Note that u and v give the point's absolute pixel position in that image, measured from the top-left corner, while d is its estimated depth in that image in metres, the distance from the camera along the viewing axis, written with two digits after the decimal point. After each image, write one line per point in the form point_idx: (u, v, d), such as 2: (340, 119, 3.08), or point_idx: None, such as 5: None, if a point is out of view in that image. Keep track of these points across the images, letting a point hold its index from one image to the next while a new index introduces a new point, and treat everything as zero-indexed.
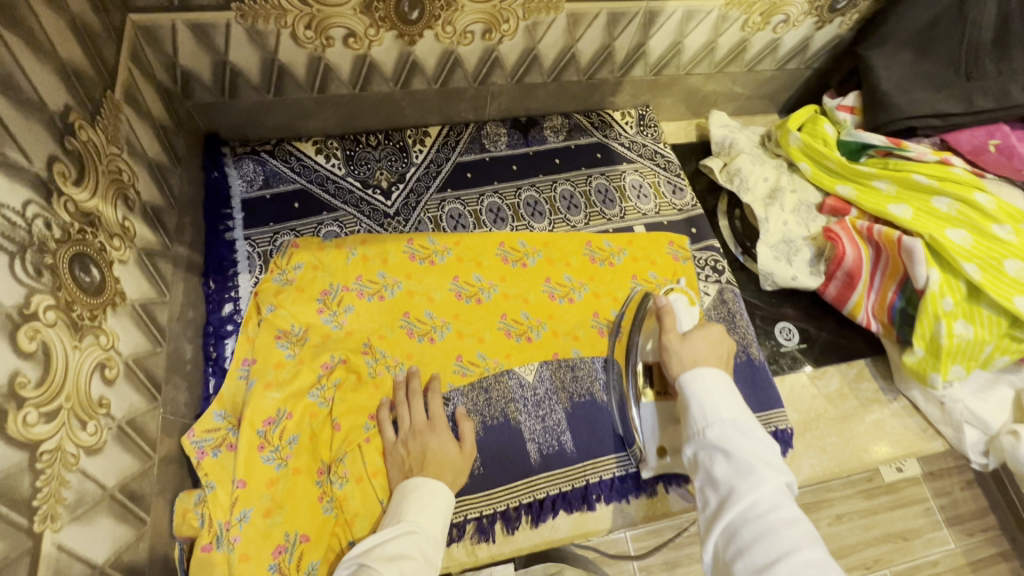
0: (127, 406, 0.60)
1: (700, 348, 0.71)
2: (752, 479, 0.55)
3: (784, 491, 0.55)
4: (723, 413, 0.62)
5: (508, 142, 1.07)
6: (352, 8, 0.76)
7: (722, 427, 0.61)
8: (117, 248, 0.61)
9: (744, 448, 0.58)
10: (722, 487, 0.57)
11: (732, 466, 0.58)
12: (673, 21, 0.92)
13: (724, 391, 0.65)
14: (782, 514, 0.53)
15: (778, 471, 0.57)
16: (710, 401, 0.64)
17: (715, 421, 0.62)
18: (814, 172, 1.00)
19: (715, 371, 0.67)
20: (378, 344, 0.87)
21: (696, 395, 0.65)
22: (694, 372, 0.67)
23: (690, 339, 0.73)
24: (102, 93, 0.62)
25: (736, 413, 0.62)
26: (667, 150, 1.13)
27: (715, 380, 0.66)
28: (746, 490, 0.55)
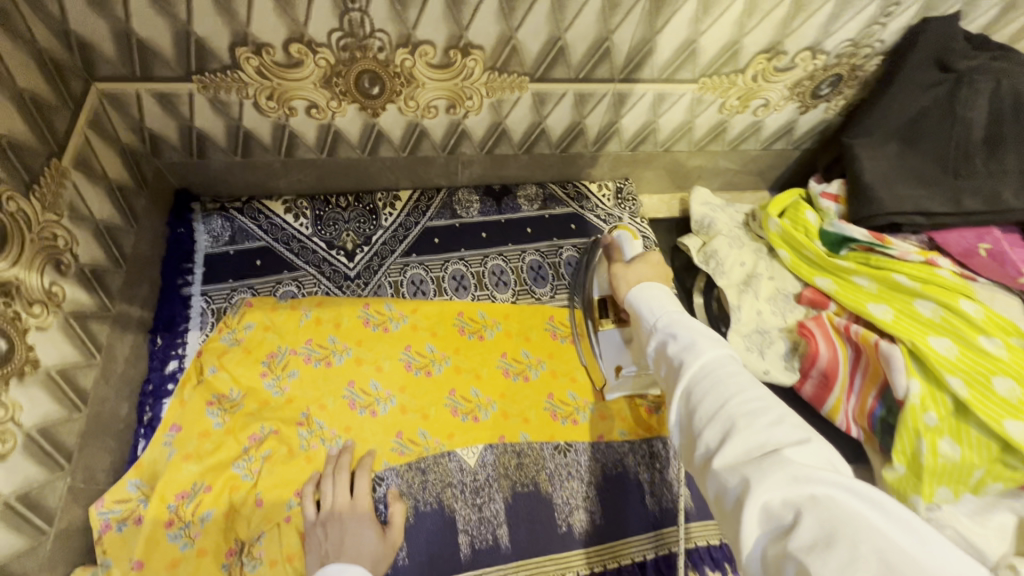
0: (21, 480, 0.58)
1: (642, 271, 0.77)
2: (697, 348, 0.56)
3: (729, 354, 0.56)
4: (668, 312, 0.63)
5: (481, 209, 1.06)
6: (313, 83, 0.78)
7: (669, 321, 0.62)
8: (38, 314, 0.61)
9: (688, 326, 0.59)
10: (674, 361, 0.57)
11: (679, 340, 0.58)
12: (644, 102, 0.90)
13: (666, 298, 0.66)
14: (731, 371, 0.53)
15: (721, 338, 0.57)
16: (655, 306, 0.65)
17: (663, 320, 0.63)
18: (793, 260, 0.95)
19: (659, 285, 0.69)
20: (317, 415, 0.84)
21: (643, 306, 0.67)
22: (638, 287, 0.70)
23: (633, 265, 0.78)
24: (45, 162, 0.64)
25: (679, 311, 0.63)
26: (644, 224, 1.10)
27: (656, 291, 0.68)
28: (694, 356, 0.55)
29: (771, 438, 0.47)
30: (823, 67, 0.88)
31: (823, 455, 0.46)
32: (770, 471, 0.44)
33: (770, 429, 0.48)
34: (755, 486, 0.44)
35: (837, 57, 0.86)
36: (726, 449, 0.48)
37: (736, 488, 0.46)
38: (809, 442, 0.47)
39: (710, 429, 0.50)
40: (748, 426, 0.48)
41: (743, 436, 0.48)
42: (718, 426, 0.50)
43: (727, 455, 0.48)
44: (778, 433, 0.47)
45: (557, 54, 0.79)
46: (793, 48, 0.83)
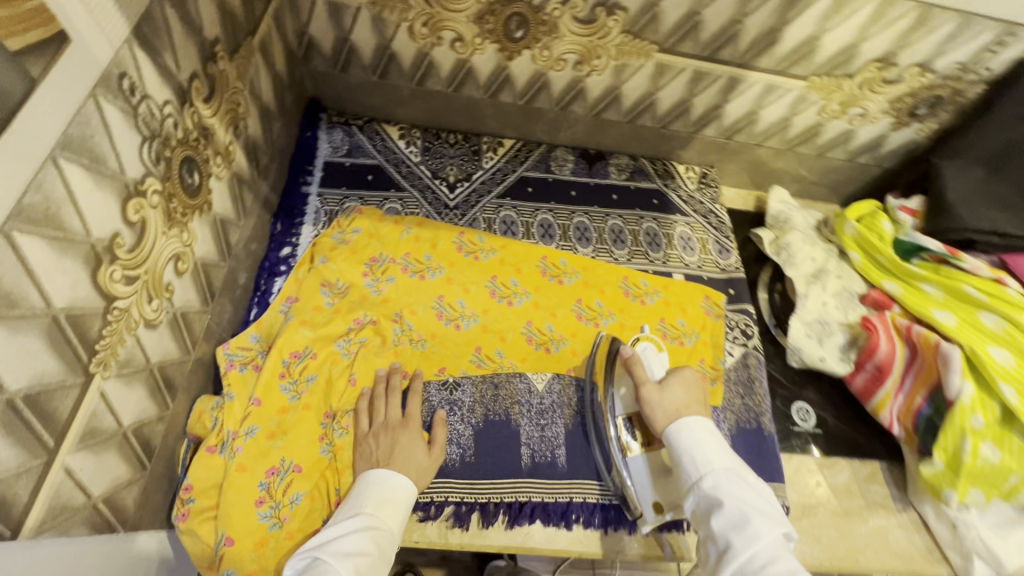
0: (185, 300, 0.66)
1: (678, 395, 0.76)
2: (747, 530, 0.58)
3: (781, 540, 0.58)
4: (713, 463, 0.66)
5: (574, 169, 1.13)
6: (466, 17, 0.86)
7: (714, 478, 0.64)
8: (217, 165, 0.70)
9: (736, 497, 0.62)
10: (718, 539, 0.60)
11: (726, 514, 0.60)
12: (753, 91, 0.97)
13: (711, 439, 0.69)
14: (780, 565, 0.55)
15: (773, 521, 0.60)
16: (700, 452, 0.67)
17: (708, 471, 0.65)
18: (863, 263, 1.01)
19: (704, 421, 0.71)
20: (408, 317, 0.91)
21: (686, 446, 0.69)
22: (677, 424, 0.71)
23: (668, 388, 0.77)
24: (244, 38, 0.72)
25: (727, 461, 0.66)
26: (723, 213, 1.16)
27: (702, 429, 0.70)
28: (743, 538, 0.58)
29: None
30: (927, 86, 0.94)
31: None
32: None
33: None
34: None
35: (943, 78, 0.92)
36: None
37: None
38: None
39: None
40: None
41: None
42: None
43: None
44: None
45: (691, 28, 0.86)
46: (904, 61, 0.89)
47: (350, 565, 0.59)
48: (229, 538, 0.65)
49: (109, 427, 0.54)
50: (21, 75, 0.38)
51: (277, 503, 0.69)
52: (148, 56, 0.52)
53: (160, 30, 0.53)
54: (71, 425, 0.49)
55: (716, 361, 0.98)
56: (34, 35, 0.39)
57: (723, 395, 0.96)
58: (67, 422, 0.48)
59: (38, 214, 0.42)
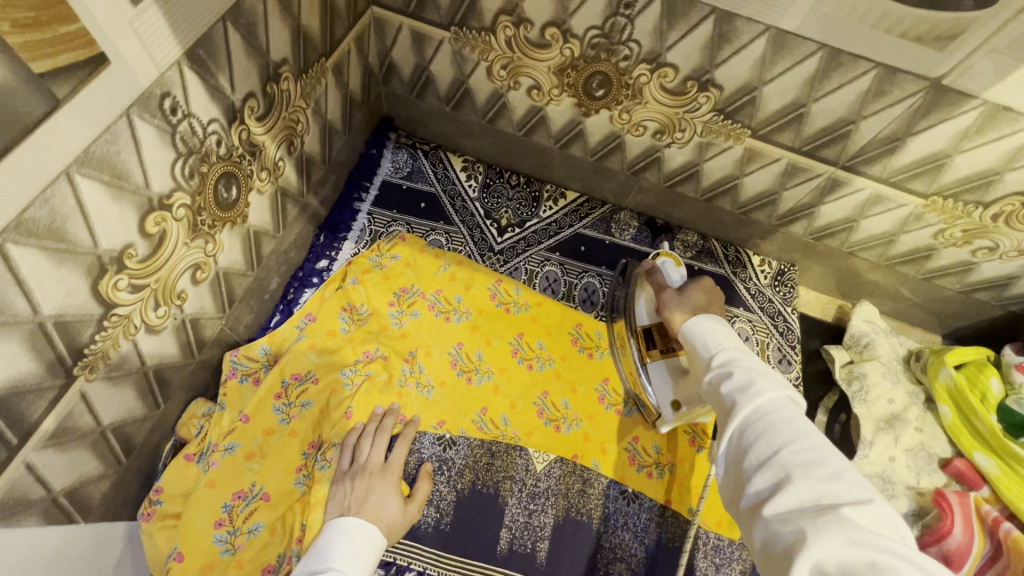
0: (198, 306, 0.66)
1: (695, 299, 0.70)
2: (753, 390, 0.50)
3: (789, 400, 0.50)
4: (722, 343, 0.58)
5: (635, 236, 1.05)
6: (547, 67, 0.81)
7: (725, 354, 0.56)
8: (262, 179, 0.70)
9: (748, 366, 0.53)
10: (725, 399, 0.52)
11: (733, 376, 0.52)
12: (857, 197, 0.84)
13: (721, 329, 0.60)
14: (787, 417, 0.47)
15: (781, 381, 0.51)
16: (709, 333, 0.59)
17: (717, 349, 0.57)
18: (954, 422, 0.84)
19: (715, 315, 0.63)
20: (421, 359, 0.88)
21: (697, 335, 0.61)
22: (689, 319, 0.63)
23: (685, 295, 0.71)
24: (317, 59, 0.72)
25: (736, 342, 0.58)
26: (794, 318, 1.02)
27: (713, 321, 0.61)
28: (748, 398, 0.49)
29: (827, 495, 0.41)
30: None
31: (889, 520, 0.41)
32: (827, 528, 0.39)
33: (827, 485, 0.42)
34: (811, 541, 0.38)
35: None
36: (775, 503, 0.42)
37: (788, 544, 0.40)
38: (872, 504, 0.40)
39: (760, 478, 0.45)
40: (804, 479, 0.43)
41: (796, 488, 0.42)
42: (768, 474, 0.45)
43: (777, 509, 0.42)
44: (834, 492, 0.42)
45: (794, 119, 0.75)
46: None
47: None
48: (181, 553, 0.65)
49: (85, 425, 0.55)
50: (44, 98, 0.38)
51: (236, 528, 0.67)
52: (199, 78, 0.52)
53: (218, 52, 0.53)
54: (41, 423, 0.49)
55: None
56: (64, 59, 0.38)
57: None
58: (37, 420, 0.48)
59: (39, 226, 0.42)
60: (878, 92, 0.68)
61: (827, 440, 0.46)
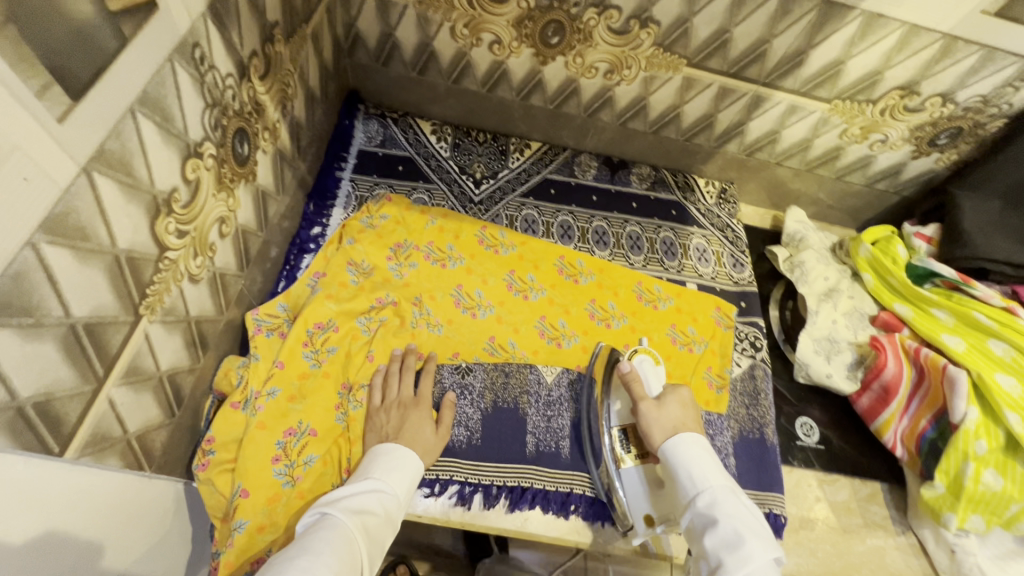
0: (224, 262, 0.70)
1: (675, 413, 0.71)
2: (740, 551, 0.54)
3: (773, 566, 0.54)
4: (711, 480, 0.62)
5: (596, 175, 1.17)
6: (506, 21, 0.91)
7: (711, 494, 0.60)
8: (265, 140, 0.74)
9: (732, 515, 0.57)
10: (712, 558, 0.56)
11: (721, 534, 0.56)
12: (777, 110, 1.00)
13: (709, 457, 0.64)
14: None
15: (770, 546, 0.55)
16: (696, 468, 0.63)
17: (705, 488, 0.61)
18: (875, 284, 1.02)
19: (698, 439, 0.66)
20: (427, 302, 0.95)
21: (679, 462, 0.65)
22: (673, 440, 0.67)
23: (666, 405, 0.72)
24: (299, 25, 0.77)
25: (724, 480, 0.62)
26: (740, 228, 1.18)
27: (700, 446, 0.65)
28: (736, 560, 0.54)
29: None
30: (948, 116, 0.96)
31: None
32: None
33: None
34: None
35: (964, 110, 0.94)
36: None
37: None
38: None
39: None
40: None
41: None
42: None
43: None
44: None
45: (720, 45, 0.89)
46: (926, 90, 0.92)
47: (359, 519, 0.61)
48: (246, 489, 0.68)
49: (148, 369, 0.58)
50: (117, 33, 0.43)
51: (291, 462, 0.72)
52: (219, 30, 0.57)
53: (230, 7, 0.58)
54: (118, 359, 0.52)
55: (723, 371, 0.99)
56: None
57: (728, 403, 0.97)
58: (116, 355, 0.52)
59: (114, 158, 0.46)
60: (784, 12, 0.83)
61: None
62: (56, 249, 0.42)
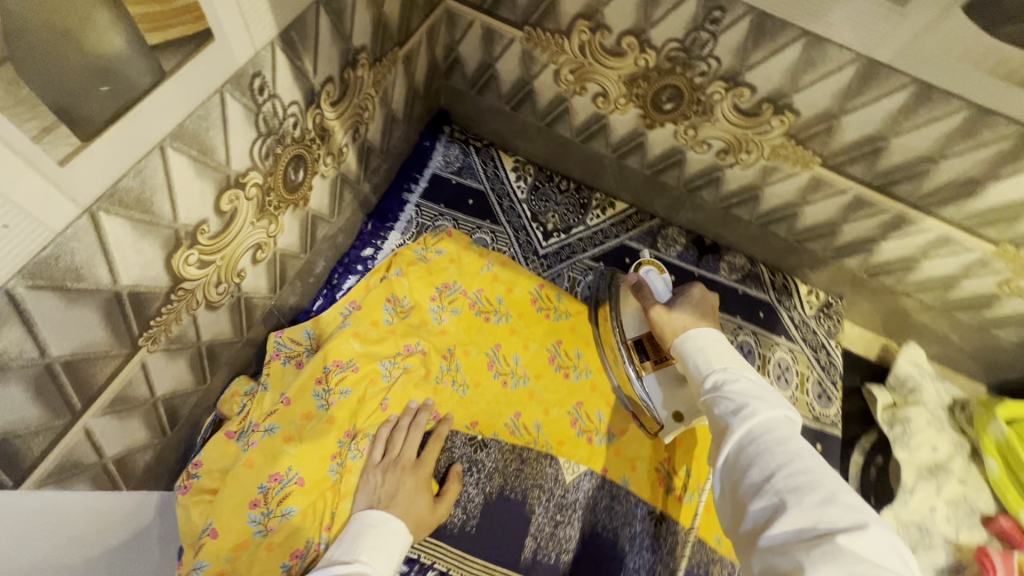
0: (253, 286, 0.66)
1: (686, 313, 0.68)
2: (748, 412, 0.53)
3: (784, 421, 0.53)
4: (715, 366, 0.61)
5: (680, 253, 1.03)
6: (617, 76, 0.80)
7: (719, 377, 0.60)
8: (327, 164, 0.70)
9: (742, 389, 0.57)
10: (722, 421, 0.55)
11: (729, 401, 0.56)
12: (922, 237, 0.82)
13: (715, 344, 0.64)
14: (780, 440, 0.50)
15: (776, 405, 0.55)
16: (701, 355, 0.63)
17: (710, 374, 0.61)
18: (1001, 477, 0.82)
19: (710, 330, 0.66)
20: (458, 357, 0.87)
21: (688, 351, 0.65)
22: (680, 335, 0.66)
23: (676, 311, 0.69)
24: (391, 48, 0.72)
25: (729, 361, 0.62)
26: (836, 352, 1.00)
27: (708, 336, 0.65)
28: (741, 419, 0.53)
29: (823, 520, 0.43)
30: None
31: (886, 543, 0.42)
32: (821, 561, 0.40)
33: (821, 511, 0.43)
34: (807, 569, 0.40)
35: None
36: (773, 526, 0.44)
37: (784, 572, 0.42)
38: (867, 527, 0.42)
39: (757, 504, 0.47)
40: (800, 505, 0.44)
41: (790, 519, 0.44)
42: (765, 501, 0.47)
43: (774, 538, 0.44)
44: (829, 515, 0.43)
45: (869, 152, 0.73)
46: None
47: None
48: (214, 530, 0.64)
49: (141, 394, 0.55)
50: (153, 69, 0.38)
51: (269, 510, 0.67)
52: (287, 60, 0.52)
53: (308, 35, 0.53)
54: (104, 389, 0.49)
55: None
56: (173, 33, 0.38)
57: None
58: (102, 385, 0.48)
59: (130, 196, 0.41)
60: (965, 134, 0.66)
61: (823, 464, 0.48)
62: (37, 292, 0.37)
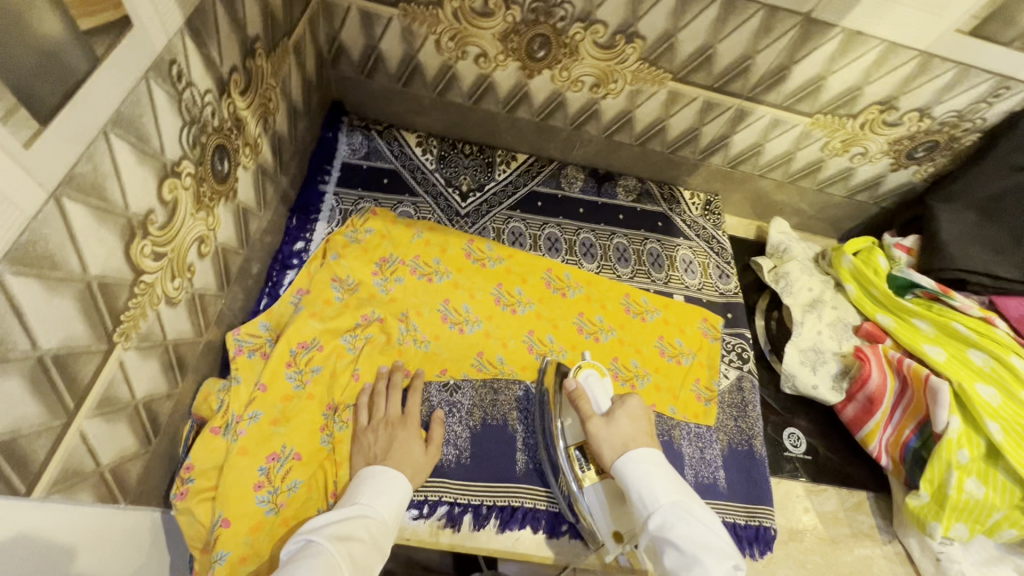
0: (203, 283, 0.68)
1: (624, 427, 0.74)
2: (698, 569, 0.57)
3: (732, 574, 0.57)
4: (660, 499, 0.65)
5: (583, 187, 1.17)
6: (492, 35, 0.90)
7: (662, 515, 0.63)
8: (246, 156, 0.72)
9: (686, 536, 0.61)
10: None
11: (678, 552, 0.60)
12: (760, 124, 1.01)
13: (658, 473, 0.67)
14: None
15: (722, 553, 0.59)
16: (646, 486, 0.66)
17: (655, 509, 0.64)
18: (858, 295, 1.04)
19: (650, 453, 0.70)
20: (413, 318, 0.93)
21: (631, 480, 0.68)
22: (625, 459, 0.69)
23: (614, 420, 0.75)
24: (281, 38, 0.76)
25: (673, 494, 0.65)
26: (724, 239, 1.19)
27: (645, 461, 0.69)
28: None
29: None
30: (925, 131, 0.98)
31: None
32: None
33: None
34: None
35: (940, 124, 0.97)
36: None
37: None
38: None
39: None
40: None
41: None
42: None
43: None
44: None
45: (705, 61, 0.90)
46: (904, 105, 0.94)
47: (345, 548, 0.61)
48: (226, 519, 0.66)
49: (123, 397, 0.55)
50: (88, 52, 0.41)
51: (275, 488, 0.70)
52: (197, 47, 0.55)
53: (210, 23, 0.57)
54: (91, 389, 0.50)
55: (711, 383, 1.00)
56: (100, 18, 0.41)
57: (716, 416, 0.98)
58: (88, 385, 0.49)
59: (86, 181, 0.44)
60: (766, 29, 0.84)
61: None
62: (23, 278, 0.39)
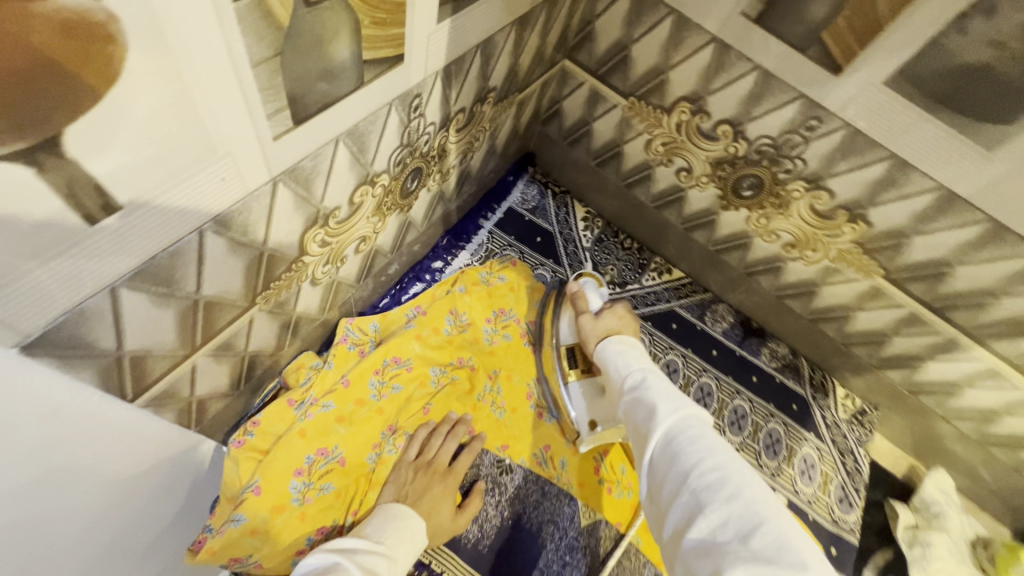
0: (347, 271, 0.73)
1: (608, 322, 0.76)
2: (657, 415, 0.54)
3: (696, 418, 0.54)
4: (636, 366, 0.63)
5: (725, 330, 1.07)
6: (706, 156, 0.87)
7: (640, 374, 0.61)
8: (435, 180, 0.77)
9: (656, 388, 0.58)
10: (639, 425, 0.56)
11: (643, 404, 0.56)
12: (969, 365, 0.84)
13: (634, 352, 0.67)
14: (693, 437, 0.51)
15: (680, 401, 0.55)
16: (623, 361, 0.65)
17: (631, 374, 0.62)
18: None
19: (631, 340, 0.70)
20: (502, 380, 0.90)
21: (610, 358, 0.68)
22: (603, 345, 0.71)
23: (601, 318, 0.77)
24: (513, 93, 0.80)
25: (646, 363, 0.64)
26: (864, 461, 1.01)
27: (624, 344, 0.69)
28: (653, 423, 0.54)
29: (727, 529, 0.44)
30: None
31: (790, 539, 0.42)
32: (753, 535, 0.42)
33: (729, 514, 0.44)
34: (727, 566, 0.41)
35: None
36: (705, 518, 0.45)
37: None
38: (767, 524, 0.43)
39: (677, 512, 0.48)
40: (714, 509, 0.45)
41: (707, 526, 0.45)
42: (683, 502, 0.47)
43: (699, 533, 0.45)
44: (734, 520, 0.44)
45: (933, 275, 0.77)
46: None
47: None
48: (259, 487, 0.67)
49: (238, 345, 0.60)
50: (357, 78, 0.45)
51: (309, 482, 0.71)
52: (442, 90, 0.60)
53: (462, 71, 0.61)
54: (218, 333, 0.54)
55: None
56: (379, 53, 0.46)
57: None
58: (219, 329, 0.54)
59: (302, 174, 0.48)
60: None
61: (741, 464, 0.49)
62: (216, 237, 0.44)
